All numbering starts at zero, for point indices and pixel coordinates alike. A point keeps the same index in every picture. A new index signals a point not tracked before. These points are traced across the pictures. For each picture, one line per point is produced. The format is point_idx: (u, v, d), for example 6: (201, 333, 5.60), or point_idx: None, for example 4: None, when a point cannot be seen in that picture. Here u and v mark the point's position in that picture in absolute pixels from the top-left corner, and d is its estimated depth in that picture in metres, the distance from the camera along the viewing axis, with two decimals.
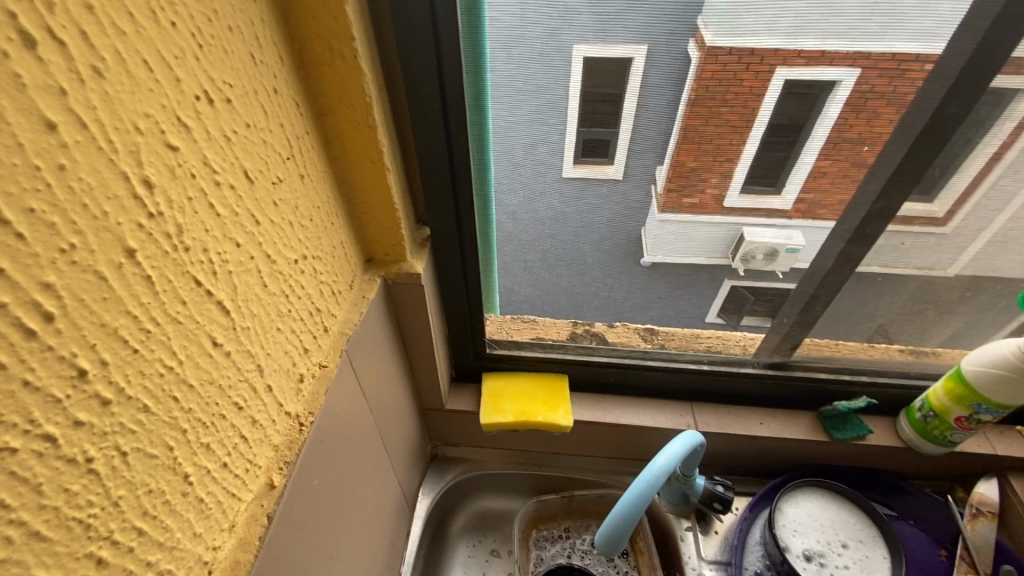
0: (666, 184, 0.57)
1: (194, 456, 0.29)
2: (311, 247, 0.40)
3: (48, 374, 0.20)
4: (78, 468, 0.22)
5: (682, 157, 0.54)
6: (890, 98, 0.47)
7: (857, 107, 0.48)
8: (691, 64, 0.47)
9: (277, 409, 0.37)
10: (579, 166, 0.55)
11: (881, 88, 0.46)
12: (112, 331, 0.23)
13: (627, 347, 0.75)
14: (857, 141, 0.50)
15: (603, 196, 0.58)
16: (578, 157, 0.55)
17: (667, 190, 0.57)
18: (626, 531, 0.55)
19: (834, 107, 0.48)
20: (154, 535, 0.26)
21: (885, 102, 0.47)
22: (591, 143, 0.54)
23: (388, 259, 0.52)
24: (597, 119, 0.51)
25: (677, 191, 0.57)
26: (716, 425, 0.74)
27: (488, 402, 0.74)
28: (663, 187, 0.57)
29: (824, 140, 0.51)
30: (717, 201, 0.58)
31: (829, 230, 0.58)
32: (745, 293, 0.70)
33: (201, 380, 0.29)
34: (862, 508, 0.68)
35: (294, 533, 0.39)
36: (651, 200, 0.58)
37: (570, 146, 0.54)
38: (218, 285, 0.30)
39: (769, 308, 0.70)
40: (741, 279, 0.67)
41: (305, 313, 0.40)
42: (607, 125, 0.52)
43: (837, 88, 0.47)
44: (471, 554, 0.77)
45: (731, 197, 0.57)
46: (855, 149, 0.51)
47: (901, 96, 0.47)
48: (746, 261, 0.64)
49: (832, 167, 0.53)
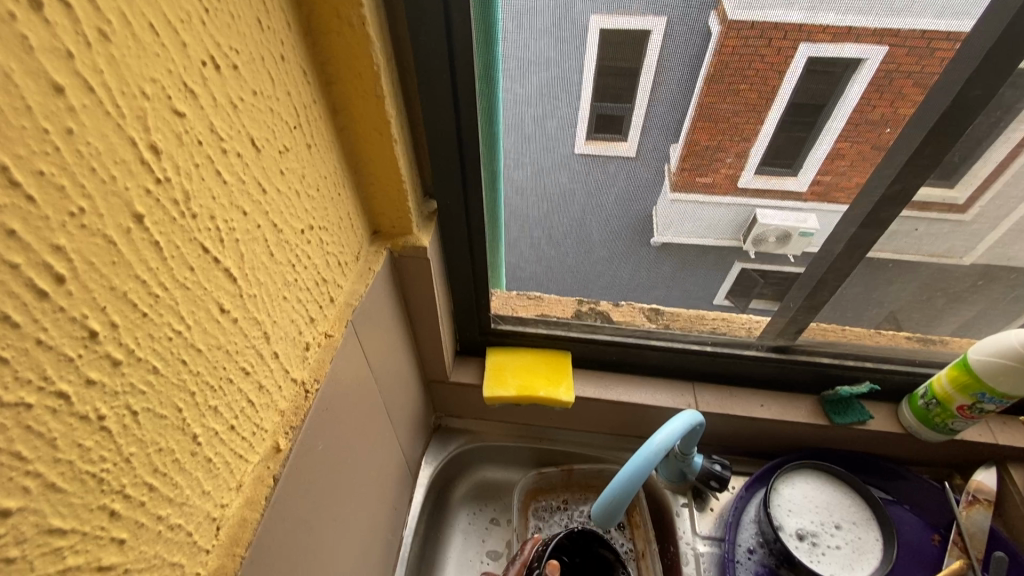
0: (680, 163, 0.55)
1: (202, 417, 0.29)
2: (318, 216, 0.41)
3: (60, 334, 0.21)
4: (91, 424, 0.22)
5: (700, 133, 0.52)
6: (919, 77, 0.45)
7: (881, 86, 0.46)
8: (705, 59, 0.46)
9: (283, 375, 0.38)
10: (591, 142, 0.54)
11: (912, 66, 0.44)
12: (122, 295, 0.23)
13: (631, 326, 0.75)
14: (879, 123, 0.49)
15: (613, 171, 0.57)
16: (590, 132, 0.53)
17: (681, 168, 0.55)
18: (621, 506, 0.56)
19: (861, 83, 0.46)
20: (164, 491, 0.27)
21: (911, 80, 0.45)
22: (605, 119, 0.52)
23: (394, 231, 0.52)
24: (611, 93, 0.49)
25: (692, 169, 0.55)
26: (717, 405, 0.74)
27: (492, 375, 0.75)
28: (676, 166, 0.55)
29: (846, 122, 0.49)
30: (732, 181, 0.56)
31: (842, 213, 0.57)
32: (754, 276, 0.68)
33: (208, 345, 0.29)
34: (857, 491, 0.69)
35: (300, 494, 0.40)
36: (663, 177, 0.57)
37: (585, 118, 0.52)
38: (226, 252, 0.30)
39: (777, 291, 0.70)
40: (752, 261, 0.66)
41: (311, 282, 0.41)
42: (619, 100, 0.50)
43: (862, 65, 0.45)
44: (471, 522, 0.79)
45: (746, 176, 0.55)
46: (877, 131, 0.50)
47: (931, 74, 0.45)
48: (758, 243, 0.63)
49: (851, 148, 0.51)
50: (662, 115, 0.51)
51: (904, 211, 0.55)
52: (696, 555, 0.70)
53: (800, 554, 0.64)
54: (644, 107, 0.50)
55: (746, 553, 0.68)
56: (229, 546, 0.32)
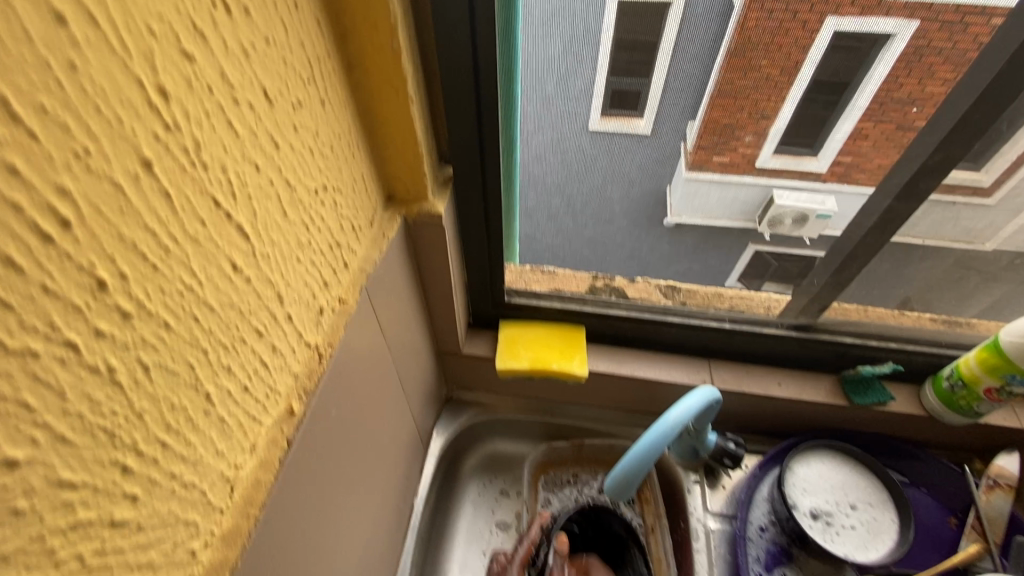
0: (697, 141, 0.57)
1: (215, 376, 0.29)
2: (332, 177, 0.39)
3: (67, 282, 0.20)
4: (101, 377, 0.22)
5: (717, 112, 0.53)
6: (951, 55, 0.44)
7: (908, 63, 0.46)
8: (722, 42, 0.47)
9: (297, 339, 0.37)
10: (606, 118, 0.55)
11: (943, 42, 0.43)
12: (131, 245, 0.22)
13: (648, 302, 0.74)
14: (905, 102, 0.48)
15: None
16: (606, 109, 0.55)
17: (697, 147, 0.57)
18: (634, 481, 0.56)
19: (889, 59, 0.46)
20: (177, 449, 0.27)
21: (941, 57, 0.44)
22: (621, 95, 0.53)
23: (409, 197, 0.51)
24: (626, 68, 0.51)
25: (708, 148, 0.57)
26: (734, 383, 0.73)
27: (505, 348, 0.74)
28: (693, 144, 0.57)
29: (870, 101, 0.49)
30: (750, 162, 0.59)
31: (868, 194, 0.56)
32: (768, 258, 0.71)
33: (221, 303, 0.28)
34: (874, 472, 0.68)
35: (313, 458, 0.40)
36: (680, 156, 0.59)
37: (600, 95, 0.53)
38: (238, 208, 0.29)
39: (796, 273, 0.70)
40: (767, 244, 0.69)
41: (325, 245, 0.40)
42: (634, 74, 0.51)
43: (892, 40, 0.45)
44: (481, 493, 0.80)
45: (763, 158, 0.58)
46: (902, 110, 0.49)
47: (964, 52, 0.43)
48: (773, 225, 0.65)
49: (874, 128, 0.51)
50: (677, 92, 0.52)
51: (933, 193, 0.53)
52: (706, 532, 0.70)
53: (814, 533, 0.63)
54: (660, 84, 0.52)
55: (757, 531, 0.68)
56: (244, 507, 0.32)
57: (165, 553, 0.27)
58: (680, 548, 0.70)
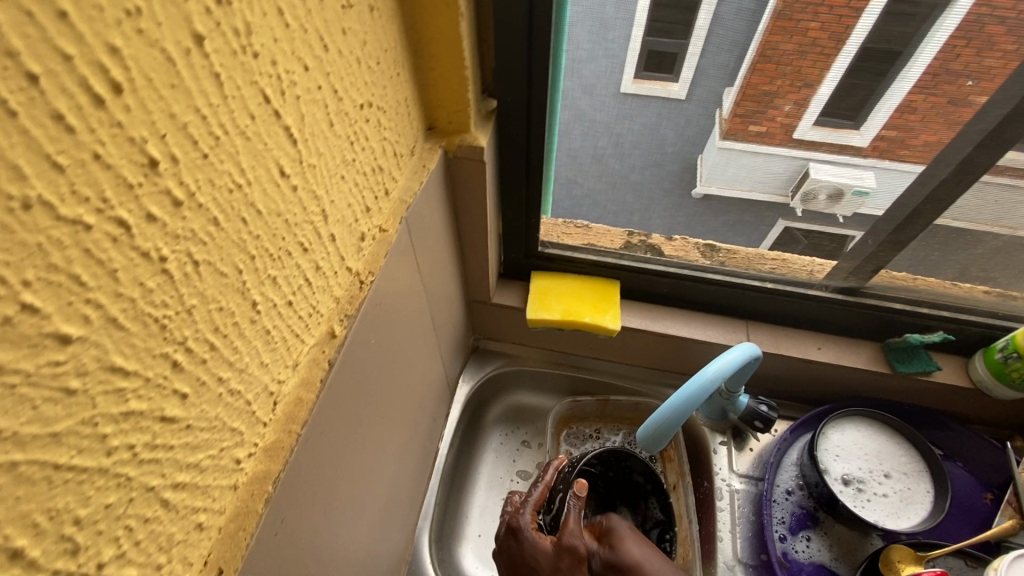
0: (734, 108, 0.52)
1: (262, 285, 0.28)
2: (377, 95, 0.37)
3: (119, 154, 0.18)
4: (152, 265, 0.21)
5: (759, 75, 0.49)
6: (1015, 24, 0.42)
7: (967, 30, 0.43)
8: (764, 12, 0.45)
9: (339, 261, 0.36)
10: (638, 81, 0.51)
11: (1008, 10, 0.41)
12: (182, 127, 0.21)
13: (684, 260, 0.71)
14: (961, 74, 0.45)
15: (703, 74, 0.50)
16: (638, 71, 0.51)
17: (734, 114, 0.53)
18: (670, 429, 0.56)
19: (947, 24, 0.43)
20: (225, 353, 0.26)
21: (1004, 26, 0.42)
22: (656, 57, 0.50)
23: (451, 128, 0.49)
24: (663, 26, 0.48)
25: (745, 116, 0.52)
26: (771, 345, 0.70)
27: (536, 299, 0.72)
28: (729, 111, 0.52)
29: (924, 69, 0.45)
30: (786, 131, 0.53)
31: (916, 175, 0.53)
32: (799, 234, 0.65)
33: (269, 209, 0.27)
34: (911, 443, 0.66)
35: (352, 383, 0.39)
36: (714, 123, 0.54)
37: (633, 55, 0.50)
38: (286, 108, 0.27)
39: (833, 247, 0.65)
40: (798, 220, 0.63)
41: (368, 168, 0.38)
42: (674, 35, 0.48)
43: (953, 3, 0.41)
44: (503, 442, 0.80)
45: (802, 127, 0.52)
46: (958, 84, 0.46)
47: None
48: (807, 200, 0.59)
49: (925, 102, 0.47)
50: None
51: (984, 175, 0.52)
52: (731, 491, 0.69)
53: (845, 499, 0.62)
54: (701, 40, 0.48)
55: (783, 493, 0.67)
56: (286, 423, 0.32)
57: (213, 457, 0.26)
58: (701, 505, 0.70)
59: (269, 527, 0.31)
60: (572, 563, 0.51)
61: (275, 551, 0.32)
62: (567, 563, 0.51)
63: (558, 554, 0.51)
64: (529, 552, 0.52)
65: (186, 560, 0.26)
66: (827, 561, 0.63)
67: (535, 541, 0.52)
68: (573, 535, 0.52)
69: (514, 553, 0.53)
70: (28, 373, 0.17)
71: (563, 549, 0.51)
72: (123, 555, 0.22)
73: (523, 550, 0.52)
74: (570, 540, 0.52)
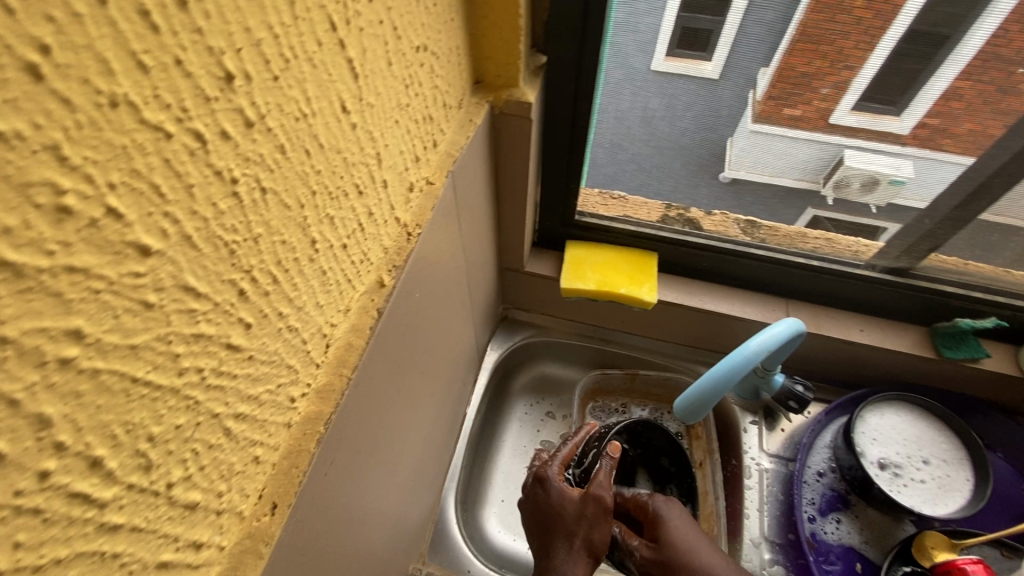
0: (767, 91, 0.52)
1: (321, 224, 0.27)
2: (432, 39, 0.36)
3: (198, 62, 0.18)
4: (225, 186, 0.20)
5: (796, 55, 0.48)
6: None
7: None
8: None
9: (389, 210, 0.35)
10: (671, 59, 0.51)
11: None
12: (256, 44, 0.20)
13: (722, 236, 0.69)
14: (1014, 61, 0.44)
15: (767, 24, 0.47)
16: (671, 48, 0.51)
17: (767, 97, 0.52)
18: (711, 400, 0.55)
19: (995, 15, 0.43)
20: (285, 289, 0.26)
21: None
22: (690, 32, 0.49)
23: (498, 83, 0.48)
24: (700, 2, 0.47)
25: (779, 98, 0.52)
26: (811, 324, 0.69)
27: (570, 269, 0.72)
28: (763, 93, 0.52)
29: (975, 54, 0.45)
30: (823, 116, 0.52)
31: (964, 167, 0.53)
32: (827, 223, 0.65)
33: (330, 144, 0.27)
34: (953, 430, 0.64)
35: (396, 335, 0.39)
36: (748, 106, 0.53)
37: (666, 29, 0.50)
38: (350, 39, 0.26)
39: (868, 232, 0.64)
40: (827, 209, 0.63)
41: (420, 116, 0.37)
42: (709, 11, 0.48)
43: None
44: (529, 412, 0.80)
45: (839, 113, 0.52)
46: (1008, 71, 0.45)
47: None
48: (839, 188, 0.60)
49: (971, 89, 0.47)
50: None
51: None
52: (760, 470, 0.68)
53: (881, 482, 0.61)
54: (739, 20, 0.47)
55: (814, 475, 0.66)
56: (336, 367, 0.32)
57: (271, 392, 0.26)
58: (729, 483, 0.69)
59: (319, 468, 0.31)
60: (598, 512, 0.51)
61: (323, 492, 0.33)
62: (592, 510, 0.51)
63: (584, 501, 0.52)
64: (555, 499, 0.53)
65: (244, 491, 0.26)
66: (856, 544, 0.63)
67: (562, 490, 0.53)
68: (601, 486, 0.52)
69: (540, 500, 0.54)
70: (110, 281, 0.16)
71: (589, 497, 0.52)
72: (189, 478, 0.22)
73: (550, 497, 0.53)
74: (598, 490, 0.52)
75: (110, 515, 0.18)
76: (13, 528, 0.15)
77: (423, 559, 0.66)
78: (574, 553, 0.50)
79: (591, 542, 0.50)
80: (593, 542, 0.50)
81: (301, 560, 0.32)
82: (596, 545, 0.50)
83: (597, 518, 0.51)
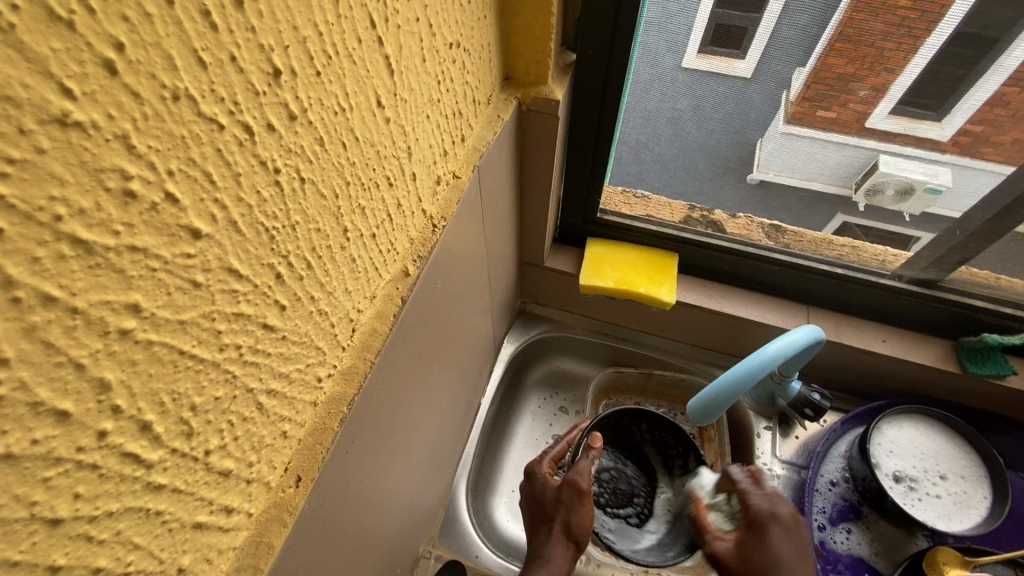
0: (802, 91, 0.51)
1: (353, 215, 0.29)
2: (465, 35, 0.37)
3: (249, 57, 0.19)
4: (267, 175, 0.21)
5: (834, 57, 0.48)
6: None
7: None
8: None
9: (417, 203, 0.37)
10: (703, 56, 0.51)
11: None
12: (302, 41, 0.21)
13: (748, 239, 0.68)
14: None
15: (801, 28, 0.47)
16: (704, 45, 0.51)
17: (802, 97, 0.51)
18: (721, 405, 0.56)
19: None
20: (317, 274, 0.27)
21: None
22: (724, 29, 0.49)
23: (528, 79, 0.48)
24: None
25: (814, 100, 0.51)
26: (832, 333, 0.68)
27: (590, 266, 0.72)
28: (797, 93, 0.51)
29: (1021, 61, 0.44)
30: (858, 119, 0.51)
31: (1005, 176, 0.52)
32: (855, 229, 0.64)
33: (365, 137, 0.28)
34: (974, 446, 0.63)
35: (418, 324, 0.40)
36: (781, 106, 0.53)
37: (701, 25, 0.49)
38: (388, 37, 0.27)
39: (899, 240, 0.62)
40: (858, 214, 0.62)
41: (449, 111, 0.38)
42: (745, 8, 0.47)
43: None
44: (541, 405, 0.81)
45: (876, 117, 0.51)
46: None
47: None
48: (870, 195, 0.58)
49: (1018, 95, 0.46)
50: None
51: None
52: (771, 476, 0.68)
53: (895, 495, 0.60)
54: (773, 21, 0.47)
55: (827, 484, 0.66)
56: (361, 350, 0.33)
57: (300, 371, 0.28)
58: None
59: (340, 446, 0.33)
60: (578, 497, 0.53)
61: (343, 471, 0.34)
62: (568, 495, 0.53)
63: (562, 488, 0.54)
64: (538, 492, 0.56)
65: (271, 463, 0.27)
66: (866, 555, 0.62)
67: (543, 480, 0.56)
68: (579, 472, 0.54)
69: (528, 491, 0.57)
70: (165, 260, 0.18)
71: (564, 484, 0.54)
72: (224, 447, 0.23)
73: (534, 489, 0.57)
74: (573, 476, 0.54)
75: (155, 475, 0.20)
76: (74, 480, 0.17)
77: (433, 542, 0.67)
78: (553, 537, 0.52)
79: (569, 527, 0.53)
80: (572, 527, 0.53)
81: (320, 535, 0.33)
82: (575, 530, 0.53)
83: (573, 502, 0.53)
